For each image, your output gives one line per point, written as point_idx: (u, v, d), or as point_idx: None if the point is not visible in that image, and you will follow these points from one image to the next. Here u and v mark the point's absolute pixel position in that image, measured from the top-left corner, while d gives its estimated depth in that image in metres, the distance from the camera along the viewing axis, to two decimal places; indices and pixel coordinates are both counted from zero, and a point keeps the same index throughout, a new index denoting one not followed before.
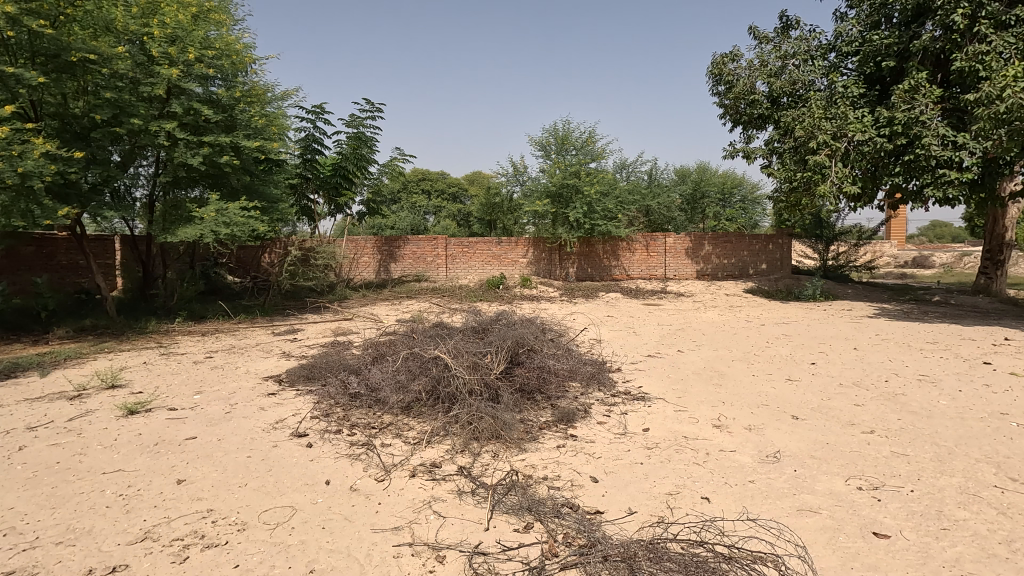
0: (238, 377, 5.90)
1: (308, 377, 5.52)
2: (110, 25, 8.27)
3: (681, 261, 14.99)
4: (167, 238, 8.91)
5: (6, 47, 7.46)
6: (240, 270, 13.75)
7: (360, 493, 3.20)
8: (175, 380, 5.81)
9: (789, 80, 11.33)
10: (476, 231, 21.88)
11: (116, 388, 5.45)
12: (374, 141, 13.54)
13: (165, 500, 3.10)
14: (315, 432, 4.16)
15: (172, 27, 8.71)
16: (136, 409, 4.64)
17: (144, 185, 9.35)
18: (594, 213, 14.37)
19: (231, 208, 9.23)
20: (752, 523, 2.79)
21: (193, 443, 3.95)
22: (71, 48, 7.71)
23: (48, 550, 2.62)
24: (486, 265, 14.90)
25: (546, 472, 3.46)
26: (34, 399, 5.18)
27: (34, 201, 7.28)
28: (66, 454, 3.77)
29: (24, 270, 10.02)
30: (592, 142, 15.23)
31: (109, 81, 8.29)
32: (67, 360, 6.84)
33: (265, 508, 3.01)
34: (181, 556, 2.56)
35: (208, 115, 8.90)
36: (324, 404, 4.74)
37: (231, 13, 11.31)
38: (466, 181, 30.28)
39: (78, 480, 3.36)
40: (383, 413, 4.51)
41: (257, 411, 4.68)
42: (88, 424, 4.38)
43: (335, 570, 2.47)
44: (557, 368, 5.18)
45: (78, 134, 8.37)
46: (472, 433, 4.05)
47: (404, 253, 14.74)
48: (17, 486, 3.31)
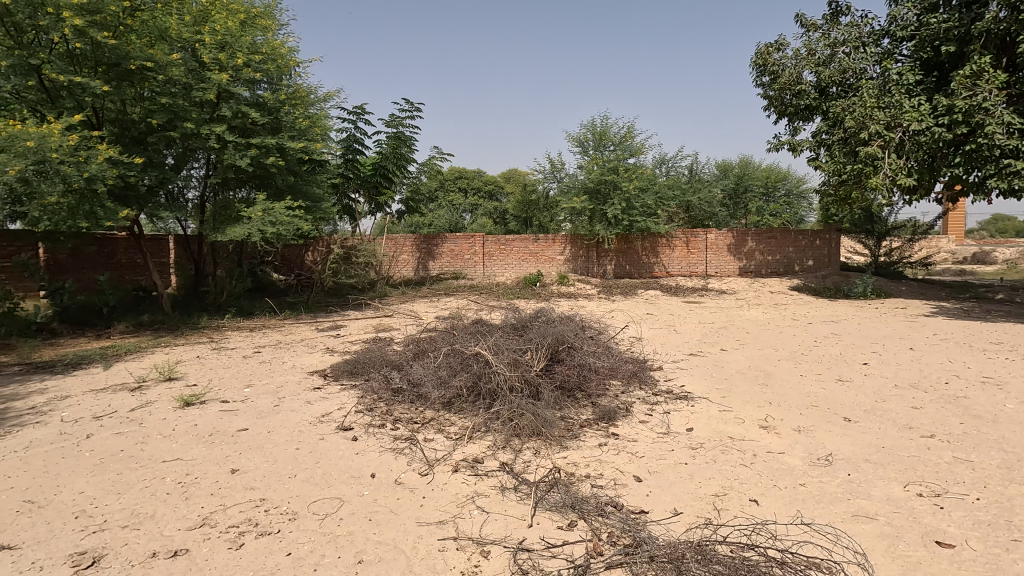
0: (284, 371, 6.10)
1: (352, 372, 5.67)
2: (165, 33, 8.71)
3: (723, 258, 14.58)
4: (218, 237, 9.34)
5: (72, 58, 8.07)
6: (284, 269, 13.93)
7: (404, 487, 3.25)
8: (227, 374, 6.04)
9: (838, 69, 10.89)
10: (512, 229, 21.97)
11: (172, 381, 5.73)
12: (413, 140, 13.77)
13: (220, 489, 3.23)
14: (360, 426, 4.25)
15: (222, 34, 9.00)
16: (192, 401, 4.85)
17: (196, 186, 9.76)
18: (632, 210, 14.25)
19: (277, 208, 9.52)
20: (807, 527, 2.70)
21: (245, 435, 4.09)
22: (130, 57, 8.22)
23: (115, 534, 2.76)
24: (523, 263, 14.89)
25: (588, 471, 3.42)
26: (98, 390, 5.48)
27: (98, 204, 7.77)
28: (129, 443, 3.97)
29: (86, 268, 10.63)
30: (630, 137, 15.03)
31: (164, 87, 8.73)
32: (126, 353, 7.22)
33: (313, 499, 3.10)
34: (237, 542, 2.66)
35: (255, 117, 9.21)
36: (368, 399, 4.87)
37: (280, 16, 11.57)
38: (502, 179, 30.49)
39: (140, 468, 3.53)
40: (425, 408, 4.59)
41: (304, 405, 4.82)
42: (148, 415, 4.61)
43: (382, 561, 2.51)
44: (598, 366, 5.14)
45: (136, 138, 8.86)
46: (513, 430, 4.04)
47: (442, 252, 14.94)
48: (86, 472, 3.50)
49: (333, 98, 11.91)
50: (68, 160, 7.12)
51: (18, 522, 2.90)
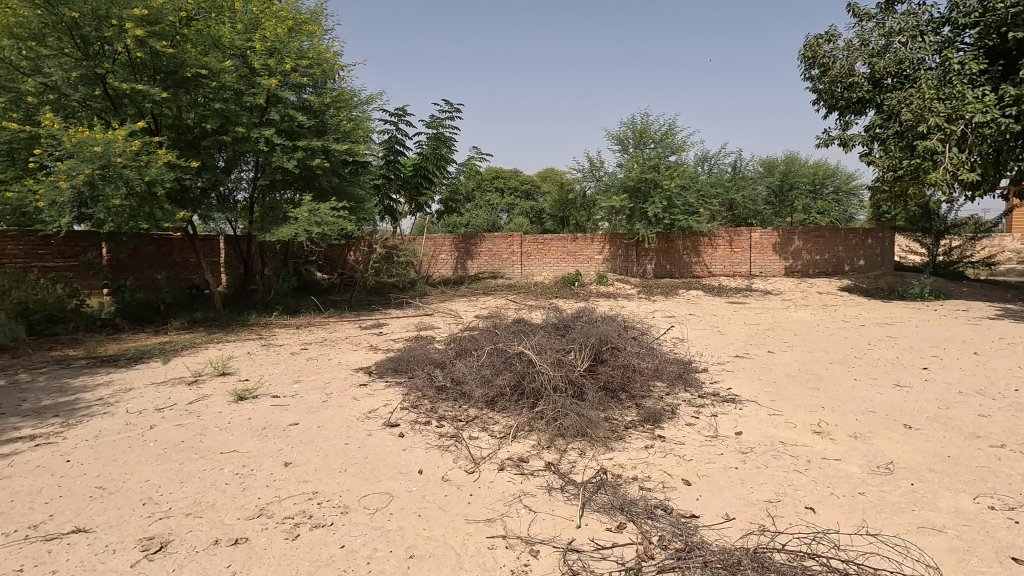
0: (331, 367, 6.26)
1: (396, 369, 5.78)
2: (218, 41, 9.05)
3: (768, 257, 14.16)
4: (267, 238, 9.64)
5: (134, 68, 8.53)
6: (328, 268, 14.29)
7: (451, 484, 3.29)
8: (276, 370, 6.25)
9: (894, 59, 10.40)
10: (550, 229, 21.93)
11: (226, 375, 5.96)
12: (453, 140, 13.90)
13: (275, 481, 3.33)
14: (405, 422, 4.32)
15: (271, 40, 9.27)
16: (245, 395, 5.04)
17: (245, 189, 9.98)
18: (673, 209, 14.01)
19: (322, 209, 9.77)
20: (871, 538, 2.59)
21: (296, 429, 4.22)
22: (186, 65, 8.65)
23: (179, 521, 2.88)
24: (561, 262, 14.84)
25: (635, 473, 3.38)
26: (158, 383, 5.75)
27: (156, 206, 8.17)
28: (188, 434, 4.16)
29: (145, 267, 11.16)
30: (671, 134, 14.79)
31: (217, 93, 9.07)
32: (182, 348, 7.54)
33: (364, 493, 3.16)
34: (292, 533, 2.74)
35: (302, 121, 9.48)
36: (413, 396, 4.94)
37: (325, 22, 11.86)
38: (539, 179, 30.49)
39: (200, 458, 3.69)
40: (469, 406, 4.63)
41: (351, 401, 4.94)
42: (205, 408, 4.81)
43: (433, 557, 2.54)
44: (642, 367, 5.07)
45: (190, 143, 9.27)
46: (557, 430, 4.03)
47: (480, 251, 15.04)
48: (151, 461, 3.68)
49: (375, 100, 12.13)
50: (130, 164, 7.50)
51: (91, 507, 3.07)
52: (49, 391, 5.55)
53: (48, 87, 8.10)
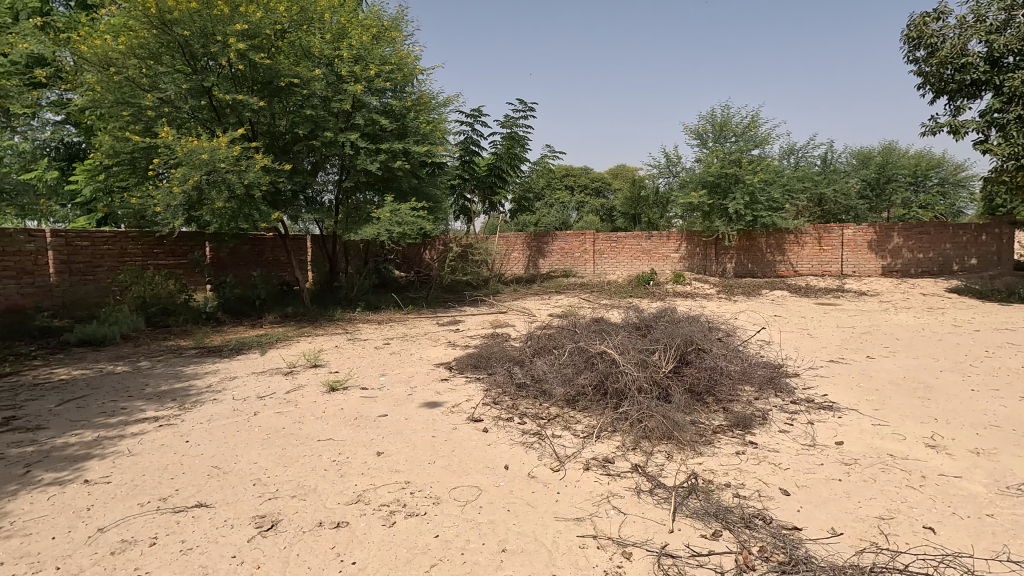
0: (413, 362, 6.48)
1: (476, 366, 5.88)
2: (309, 51, 9.60)
3: (863, 255, 13.15)
4: (351, 237, 10.11)
5: (236, 80, 9.20)
6: (405, 266, 14.78)
7: (537, 481, 3.31)
8: (363, 363, 6.54)
9: (1017, 35, 9.34)
10: (621, 227, 21.57)
11: (318, 367, 6.31)
12: (527, 139, 13.96)
13: (369, 469, 3.49)
14: (488, 418, 4.39)
15: (357, 48, 9.71)
16: (336, 386, 5.31)
17: (331, 191, 10.55)
18: (756, 204, 13.36)
19: (403, 209, 10.12)
20: (1008, 566, 2.34)
21: (386, 420, 4.40)
22: (280, 75, 9.22)
23: (286, 502, 3.08)
24: (635, 261, 14.53)
25: (728, 480, 3.25)
26: (259, 373, 6.18)
27: (254, 208, 8.77)
28: (289, 421, 4.44)
29: (243, 265, 12.03)
30: (754, 126, 14.11)
31: (307, 100, 9.62)
32: (277, 341, 8.07)
33: (454, 485, 3.25)
34: (389, 520, 2.86)
35: (385, 124, 9.85)
36: (493, 392, 5.01)
37: (405, 27, 12.26)
38: (610, 176, 30.09)
39: (301, 445, 3.93)
40: (550, 405, 4.63)
41: (435, 395, 5.08)
42: (301, 397, 5.12)
43: (525, 552, 2.57)
44: (729, 370, 4.86)
45: (283, 148, 9.88)
46: (642, 432, 3.95)
47: (552, 249, 15.02)
48: (257, 445, 3.97)
49: (452, 102, 12.41)
50: (232, 169, 8.10)
51: (210, 484, 3.34)
52: (166, 378, 6.11)
53: (163, 101, 8.91)
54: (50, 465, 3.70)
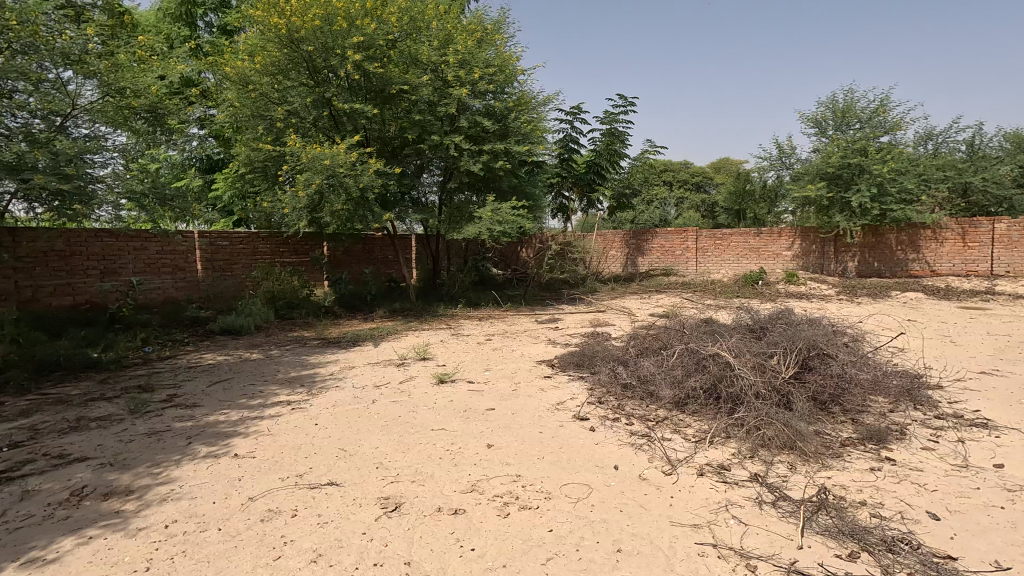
0: (516, 359, 6.59)
1: (578, 364, 5.87)
2: (417, 59, 10.08)
3: (1019, 253, 11.46)
4: (454, 236, 10.48)
5: (352, 90, 9.87)
6: (503, 264, 15.05)
7: (649, 483, 3.24)
8: (468, 357, 6.77)
9: None
10: (725, 223, 20.50)
11: (426, 360, 6.63)
12: (627, 135, 13.68)
13: (481, 460, 3.61)
14: (595, 417, 4.37)
15: (462, 53, 10.05)
16: (445, 379, 5.54)
17: (436, 191, 11.02)
18: (885, 197, 12.10)
19: (503, 208, 10.32)
20: None
21: (493, 414, 4.53)
22: (392, 83, 9.79)
23: (407, 486, 3.27)
24: (742, 259, 13.74)
25: (863, 497, 2.98)
26: (374, 364, 6.61)
27: (368, 209, 9.37)
28: (403, 410, 4.70)
29: (356, 263, 12.90)
30: (884, 110, 12.76)
31: (416, 106, 10.11)
32: (388, 335, 8.56)
33: (564, 482, 3.27)
34: (504, 511, 2.94)
35: (487, 126, 10.11)
36: (598, 391, 4.98)
37: (507, 29, 12.49)
38: (712, 170, 28.73)
39: (416, 433, 4.15)
40: (657, 407, 4.51)
41: (539, 391, 5.15)
42: (413, 388, 5.40)
43: (641, 555, 2.53)
44: (859, 378, 4.46)
45: (393, 152, 10.46)
46: (760, 440, 3.73)
47: (652, 247, 14.60)
48: (377, 431, 4.24)
49: (552, 101, 12.45)
50: (350, 173, 8.70)
51: (338, 464, 3.63)
52: (295, 365, 6.71)
53: (290, 113, 9.78)
54: (205, 439, 4.20)
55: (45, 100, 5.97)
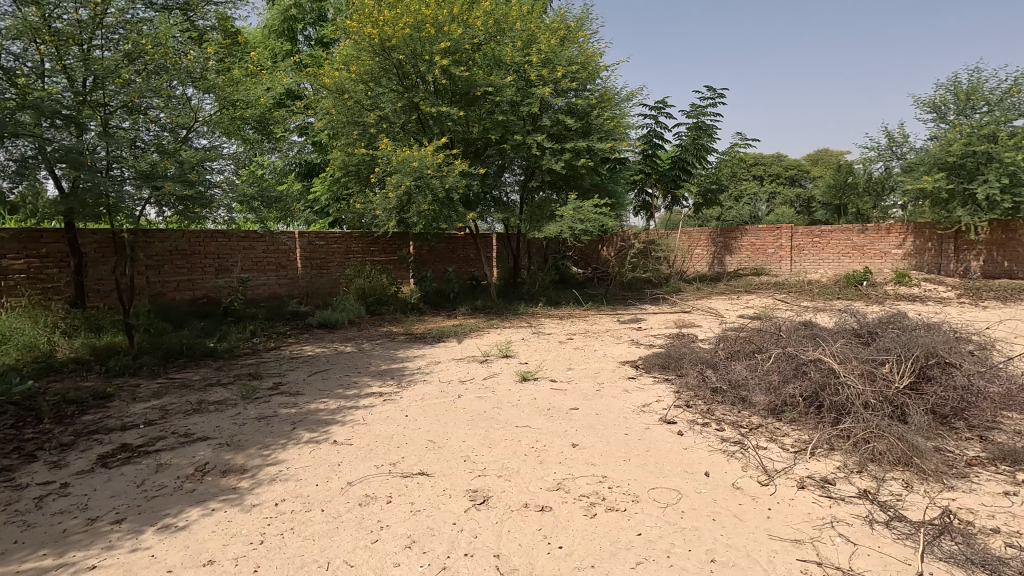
0: (598, 359, 6.53)
1: (664, 366, 5.71)
2: (501, 60, 10.23)
3: None
4: (535, 234, 10.53)
5: (439, 93, 10.19)
6: (583, 263, 14.92)
7: (744, 492, 3.09)
8: (550, 356, 6.79)
9: None
10: (824, 220, 19.10)
11: (509, 358, 6.72)
12: (715, 128, 13.11)
13: (566, 459, 3.61)
14: (683, 421, 4.23)
15: (545, 52, 10.07)
16: (528, 377, 5.59)
17: (517, 190, 11.13)
18: (1018, 187, 10.76)
19: (585, 206, 10.24)
20: None
21: (577, 413, 4.51)
22: (477, 85, 10.01)
23: (494, 480, 3.34)
24: (843, 258, 12.73)
25: (995, 524, 2.68)
26: (458, 359, 6.79)
27: (452, 209, 9.64)
28: (488, 406, 4.80)
29: (440, 261, 13.31)
30: (1018, 91, 11.33)
31: (499, 107, 10.27)
32: (470, 331, 8.77)
33: (652, 485, 3.20)
34: (590, 511, 2.92)
35: (570, 124, 10.07)
36: (686, 395, 4.81)
37: (590, 26, 12.39)
38: (809, 163, 26.88)
39: (501, 428, 4.22)
40: (750, 414, 4.29)
41: (623, 392, 5.07)
42: (497, 384, 5.50)
43: (737, 567, 2.42)
44: (988, 390, 3.99)
45: (477, 152, 10.69)
46: (870, 455, 3.44)
47: (741, 245, 13.90)
48: (463, 425, 4.36)
49: (636, 96, 12.19)
50: (436, 174, 9.00)
51: (428, 455, 3.77)
52: (385, 359, 7.04)
53: (382, 118, 10.27)
54: (307, 425, 4.52)
55: (173, 115, 6.54)
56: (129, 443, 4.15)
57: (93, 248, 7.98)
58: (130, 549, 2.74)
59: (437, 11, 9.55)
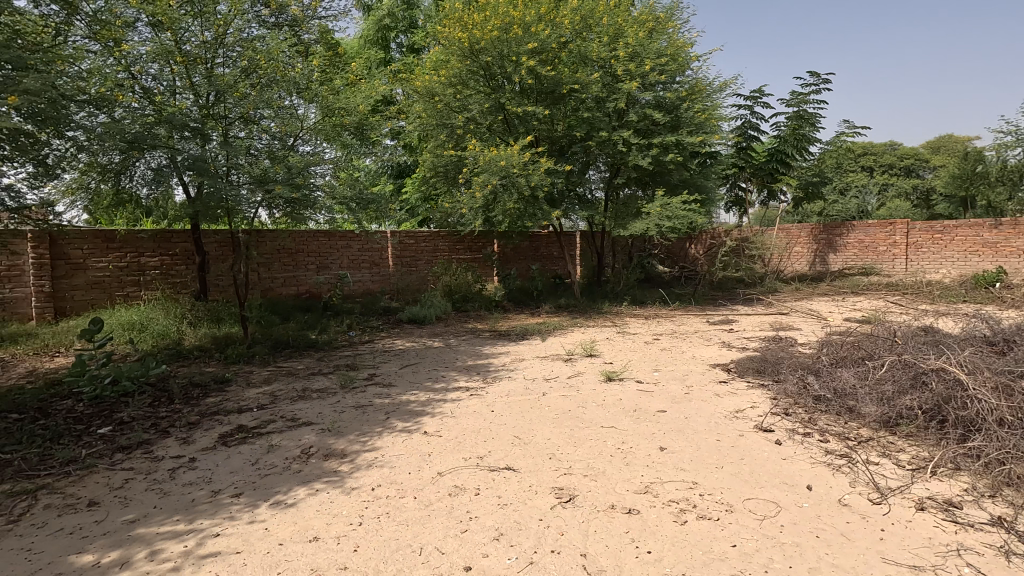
0: (686, 361, 6.30)
1: (759, 371, 5.41)
2: (587, 57, 10.13)
3: None
4: (620, 232, 10.34)
5: (524, 93, 10.27)
6: (670, 261, 14.42)
7: (852, 510, 2.86)
8: (635, 356, 6.65)
9: None
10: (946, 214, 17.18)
11: (593, 357, 6.66)
12: (818, 117, 12.21)
13: (654, 462, 3.52)
14: (781, 430, 3.99)
15: (633, 46, 9.84)
16: (613, 377, 5.52)
17: (602, 187, 10.98)
18: None
19: (674, 203, 9.91)
20: None
21: (665, 416, 4.38)
22: (562, 83, 9.99)
23: (579, 479, 3.33)
24: (971, 257, 11.41)
25: None
26: (542, 357, 6.83)
27: (536, 208, 9.70)
28: (572, 405, 4.79)
29: (524, 259, 13.43)
30: None
31: (585, 104, 10.18)
32: (554, 329, 8.78)
33: (748, 496, 3.04)
34: (680, 518, 2.83)
35: (658, 118, 9.78)
36: (784, 402, 4.53)
37: (680, 16, 11.96)
38: (928, 151, 24.27)
39: (586, 428, 4.20)
40: (859, 426, 3.95)
41: (714, 396, 4.86)
42: (581, 383, 5.47)
43: None
44: None
45: (562, 149, 10.66)
46: (1006, 478, 3.06)
47: (847, 243, 12.83)
48: (548, 422, 4.38)
49: (730, 86, 11.61)
50: (521, 173, 9.09)
51: (514, 451, 3.83)
52: (471, 355, 7.22)
53: (469, 120, 10.52)
54: (399, 415, 4.75)
55: (281, 124, 7.14)
56: (244, 424, 4.57)
57: (214, 247, 8.85)
58: (248, 520, 3.02)
59: (525, 12, 9.66)
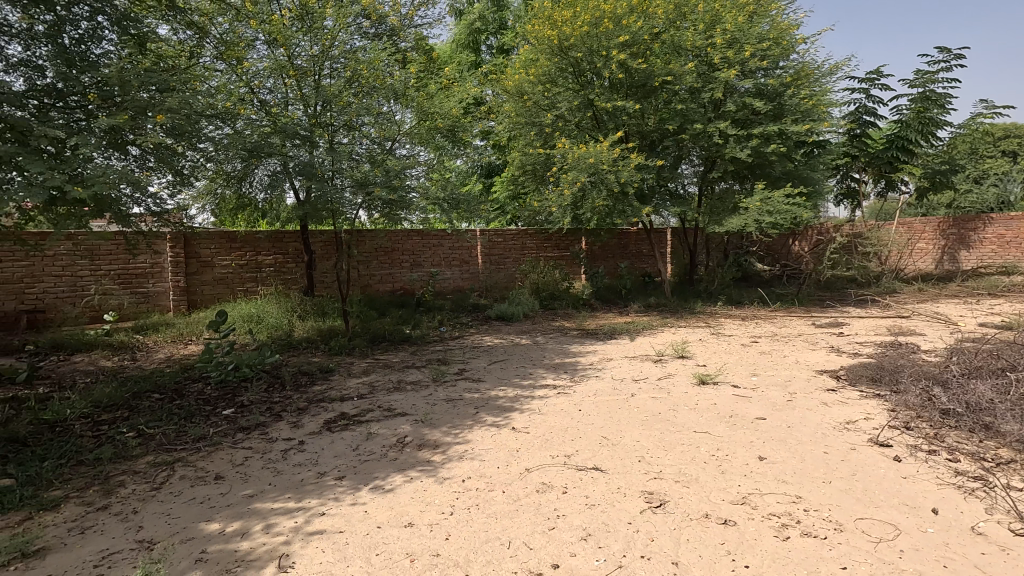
0: (789, 366, 5.89)
1: (873, 380, 4.93)
2: (681, 46, 9.75)
3: None
4: (716, 228, 9.85)
5: (614, 87, 10.08)
6: (770, 260, 13.46)
7: (989, 541, 2.54)
8: (731, 359, 6.31)
9: None
10: None
11: (685, 358, 6.41)
12: (947, 97, 11.02)
13: (752, 472, 3.33)
14: (902, 445, 3.62)
15: (732, 32, 9.34)
16: (707, 380, 5.28)
17: (695, 182, 10.51)
18: None
19: (776, 197, 9.30)
20: None
21: (764, 424, 4.13)
22: (655, 75, 9.71)
23: (670, 485, 3.22)
24: None
25: None
26: (631, 358, 6.68)
27: (626, 205, 9.51)
28: (663, 407, 4.64)
29: (612, 257, 13.19)
30: None
31: (678, 96, 9.81)
32: (644, 329, 8.55)
33: (861, 515, 2.79)
34: (782, 533, 2.66)
35: (759, 107, 9.22)
36: (904, 415, 4.10)
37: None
38: None
39: (677, 432, 4.06)
40: (999, 446, 3.48)
41: (821, 405, 4.50)
42: (673, 386, 5.29)
43: None
44: None
45: (653, 144, 10.34)
46: None
47: (983, 239, 11.63)
48: (637, 425, 4.28)
49: (841, 68, 10.71)
50: (611, 170, 8.95)
51: (602, 452, 3.78)
52: (558, 353, 7.22)
53: (558, 117, 10.50)
54: (488, 410, 4.85)
55: (380, 129, 7.44)
56: (346, 412, 4.88)
57: (320, 246, 9.53)
58: (350, 502, 3.23)
59: (616, 5, 9.50)
